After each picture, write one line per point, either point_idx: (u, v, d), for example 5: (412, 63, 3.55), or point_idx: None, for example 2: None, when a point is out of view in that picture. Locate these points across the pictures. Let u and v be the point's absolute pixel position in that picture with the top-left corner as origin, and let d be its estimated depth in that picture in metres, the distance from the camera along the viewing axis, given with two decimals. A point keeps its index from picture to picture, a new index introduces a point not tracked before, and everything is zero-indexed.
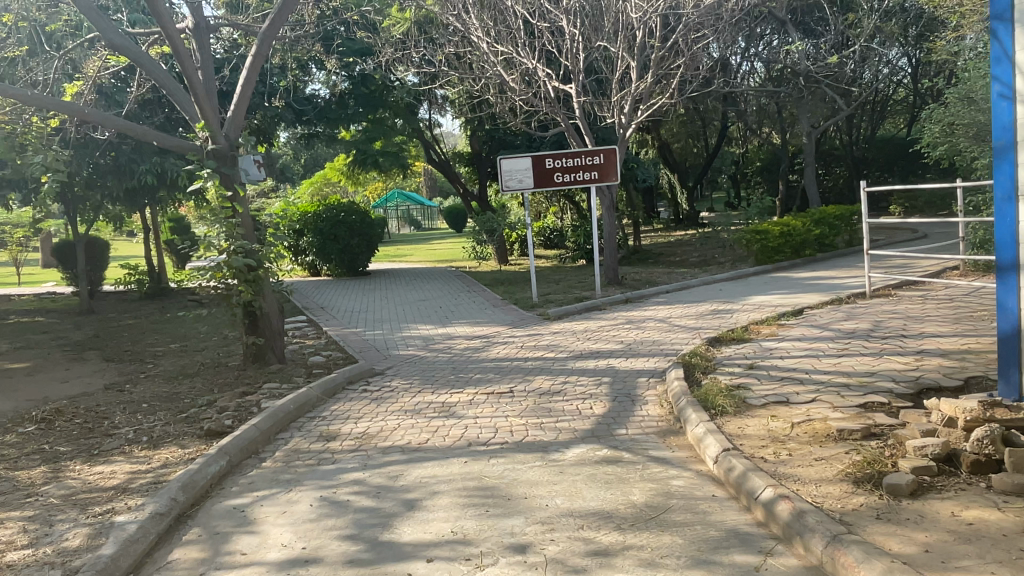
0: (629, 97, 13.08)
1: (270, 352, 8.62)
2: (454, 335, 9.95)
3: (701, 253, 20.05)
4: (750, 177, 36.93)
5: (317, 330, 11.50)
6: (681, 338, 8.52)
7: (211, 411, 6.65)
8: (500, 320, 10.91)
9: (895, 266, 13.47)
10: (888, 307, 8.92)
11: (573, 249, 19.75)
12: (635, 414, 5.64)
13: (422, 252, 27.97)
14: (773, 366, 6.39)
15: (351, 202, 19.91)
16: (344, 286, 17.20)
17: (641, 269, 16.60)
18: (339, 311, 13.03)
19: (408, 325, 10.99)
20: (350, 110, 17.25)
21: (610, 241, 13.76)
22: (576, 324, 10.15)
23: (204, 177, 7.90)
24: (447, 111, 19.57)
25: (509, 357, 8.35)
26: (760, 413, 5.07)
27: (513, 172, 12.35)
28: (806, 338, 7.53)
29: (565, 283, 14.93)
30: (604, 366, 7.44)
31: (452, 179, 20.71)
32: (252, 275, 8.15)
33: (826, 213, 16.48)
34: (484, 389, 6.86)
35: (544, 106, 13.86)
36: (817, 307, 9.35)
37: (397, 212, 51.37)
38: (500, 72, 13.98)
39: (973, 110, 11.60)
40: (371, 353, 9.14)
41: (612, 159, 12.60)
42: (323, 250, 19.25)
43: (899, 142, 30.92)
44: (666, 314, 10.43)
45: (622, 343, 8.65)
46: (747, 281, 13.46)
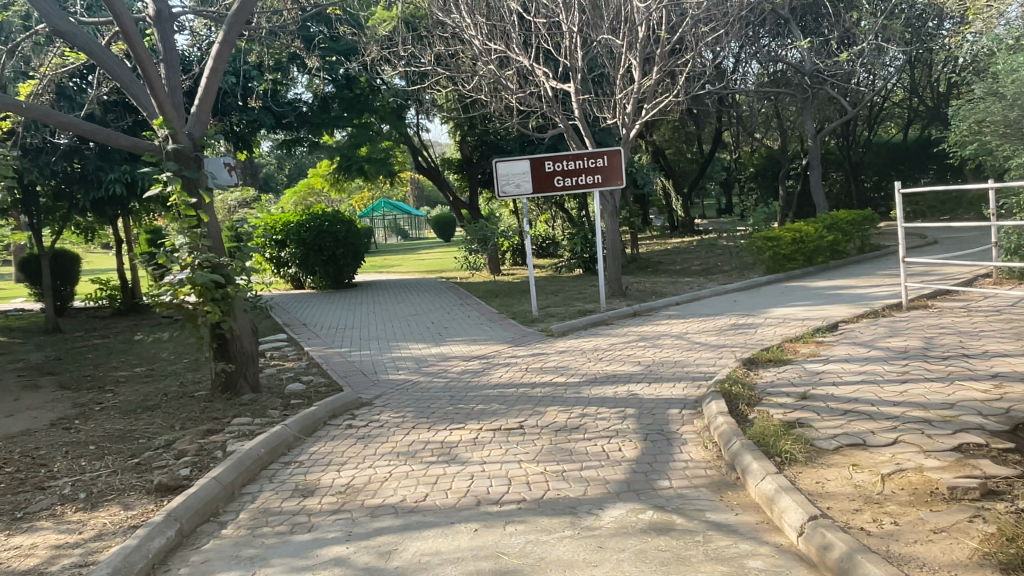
0: (633, 95, 12.18)
1: (242, 380, 7.60)
2: (450, 356, 8.96)
3: (703, 262, 19.19)
4: (744, 182, 36.34)
5: (298, 350, 10.48)
6: (707, 359, 7.57)
7: (168, 456, 5.63)
8: (500, 338, 9.93)
9: (916, 274, 12.67)
10: (931, 321, 8.04)
11: (570, 258, 18.81)
12: (675, 459, 4.70)
13: (411, 263, 26.96)
14: (830, 397, 5.44)
15: (336, 210, 18.85)
16: (328, 300, 16.18)
17: (644, 280, 15.75)
18: (323, 329, 12.00)
19: (399, 344, 10.01)
20: (333, 113, 16.25)
21: (613, 249, 12.85)
22: (585, 342, 9.21)
23: (164, 181, 6.88)
24: (435, 115, 18.70)
25: (513, 383, 7.37)
26: (836, 461, 4.13)
27: (510, 176, 11.48)
28: (854, 359, 6.62)
29: (566, 295, 14.02)
30: (626, 394, 6.48)
31: (441, 187, 19.79)
32: (221, 293, 7.12)
33: (837, 219, 15.70)
34: (489, 424, 5.88)
35: (543, 107, 12.97)
36: (851, 321, 8.45)
37: (384, 222, 50.41)
38: (495, 70, 13.07)
39: (1004, 106, 10.82)
40: (357, 379, 8.11)
41: (617, 162, 11.57)
42: (307, 262, 18.24)
43: (896, 146, 30.42)
44: (682, 329, 9.50)
45: (640, 364, 7.70)
46: (761, 292, 12.59)
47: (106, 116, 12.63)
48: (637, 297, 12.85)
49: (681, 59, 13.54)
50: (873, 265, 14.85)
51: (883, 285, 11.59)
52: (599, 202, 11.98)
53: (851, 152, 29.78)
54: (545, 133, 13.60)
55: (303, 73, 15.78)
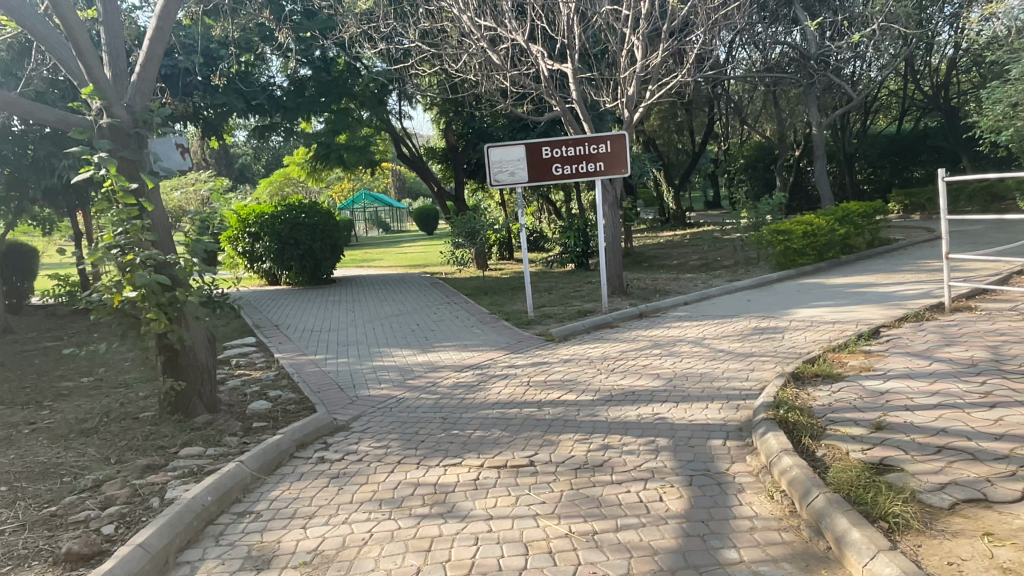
0: (638, 76, 11.11)
1: (197, 400, 6.48)
2: (439, 366, 7.88)
3: (701, 257, 18.23)
4: (734, 174, 35.53)
5: (267, 357, 9.32)
6: (738, 374, 6.56)
7: (92, 505, 4.51)
8: (494, 344, 8.86)
9: (937, 272, 11.78)
10: (985, 326, 7.09)
11: (562, 251, 17.61)
12: (736, 517, 3.68)
13: (394, 256, 25.95)
14: (913, 428, 4.43)
15: (313, 201, 17.60)
16: (303, 298, 15.03)
17: (643, 276, 14.77)
18: (296, 332, 10.85)
19: (381, 350, 8.90)
20: (310, 98, 15.17)
21: (615, 243, 11.80)
22: (591, 348, 8.19)
23: (95, 163, 5.72)
24: (417, 100, 17.67)
25: (514, 401, 6.31)
26: (961, 528, 3.13)
27: (503, 163, 10.37)
28: (918, 374, 5.63)
29: (561, 292, 12.98)
30: (653, 418, 5.44)
31: (424, 177, 18.72)
32: (168, 298, 6.00)
33: (848, 211, 14.93)
34: (492, 459, 4.81)
35: (538, 88, 11.82)
36: (893, 327, 7.47)
37: (365, 214, 49.11)
38: (484, 48, 11.87)
39: None
40: (332, 395, 6.99)
41: (621, 148, 10.51)
42: (282, 257, 17.01)
43: (890, 138, 29.73)
44: (699, 334, 8.49)
45: (660, 377, 6.68)
46: (774, 290, 11.66)
47: (51, 93, 11.31)
48: (640, 295, 11.84)
49: (687, 38, 12.53)
50: (886, 261, 13.95)
51: (908, 285, 10.67)
52: (602, 191, 10.91)
53: (844, 143, 29.00)
54: (540, 117, 12.51)
55: (276, 54, 14.67)
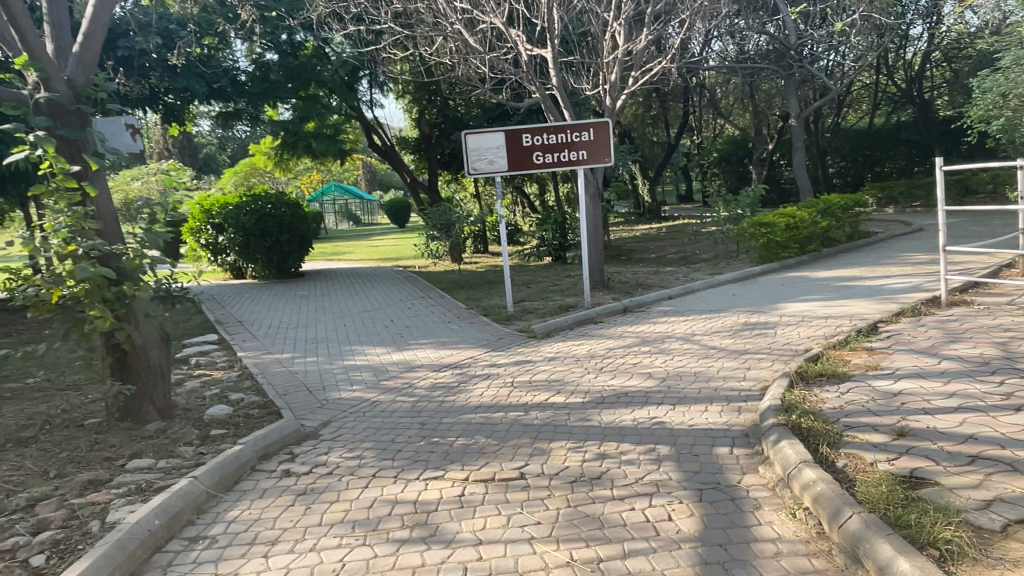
0: (620, 61, 10.71)
1: (149, 405, 5.91)
2: (416, 365, 7.39)
3: (679, 251, 17.97)
4: (708, 168, 35.49)
5: (229, 356, 8.72)
6: (735, 373, 6.18)
7: (21, 530, 3.94)
8: (473, 341, 8.37)
9: (922, 266, 11.61)
10: (987, 321, 6.81)
11: (539, 244, 17.16)
12: (758, 541, 3.27)
13: (365, 250, 25.26)
14: (938, 434, 4.06)
15: (280, 192, 16.88)
16: (269, 292, 14.38)
17: (623, 270, 14.41)
18: (262, 328, 10.25)
19: (352, 348, 8.35)
20: (275, 83, 14.45)
21: (596, 235, 11.38)
22: (576, 346, 7.76)
23: (30, 141, 5.11)
24: (389, 87, 17.11)
25: (498, 404, 5.85)
26: (1021, 556, 2.75)
27: (481, 151, 9.87)
28: (929, 373, 5.29)
29: (540, 287, 12.54)
30: (650, 423, 5.00)
31: (397, 167, 18.14)
32: (115, 293, 5.42)
33: (829, 203, 14.74)
34: (476, 472, 4.33)
35: (517, 73, 11.35)
36: (891, 322, 7.15)
37: (335, 208, 48.19)
38: (460, 31, 11.35)
39: None
40: (300, 398, 6.45)
41: (604, 136, 10.08)
42: (248, 250, 16.30)
43: (863, 132, 29.87)
44: (688, 330, 8.12)
45: (652, 377, 6.27)
46: (759, 284, 11.35)
47: None
48: (622, 289, 11.45)
49: (669, 23, 12.17)
50: (868, 255, 13.76)
51: (895, 279, 10.44)
52: (584, 181, 10.48)
53: (817, 137, 29.04)
54: (517, 103, 12.06)
55: (241, 37, 14.10)
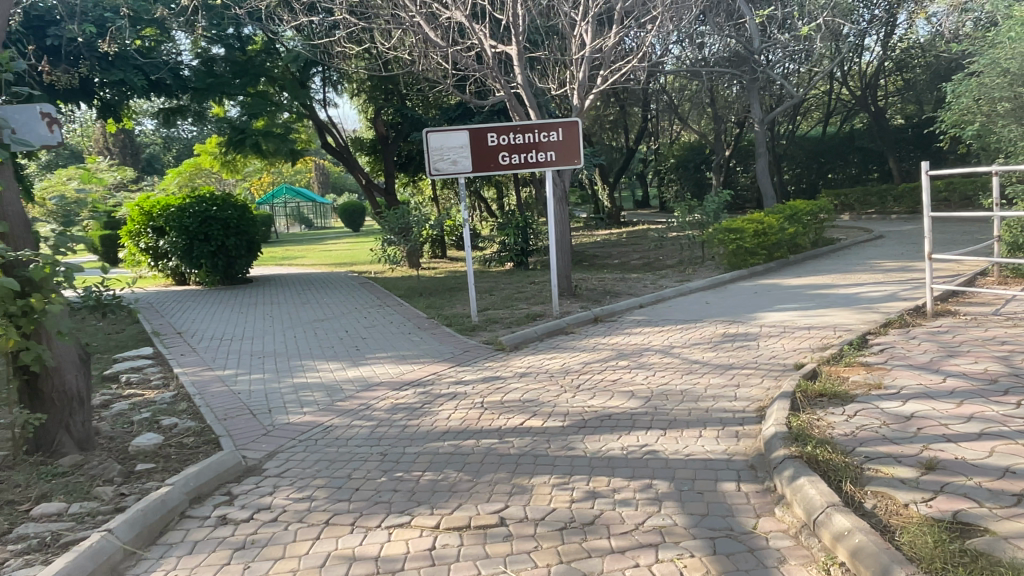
0: (588, 59, 10.23)
1: (64, 435, 5.12)
2: (374, 383, 6.72)
3: (642, 257, 17.63)
4: (665, 174, 35.53)
5: (165, 373, 7.89)
6: (724, 392, 5.69)
7: None
8: (436, 355, 7.73)
9: (892, 273, 11.43)
10: (979, 333, 6.49)
11: (500, 249, 16.56)
12: None
13: (317, 254, 24.29)
14: (969, 467, 3.62)
15: (226, 194, 15.92)
16: (214, 300, 13.44)
17: (588, 276, 13.95)
18: (203, 340, 9.41)
19: (303, 364, 7.61)
20: (221, 78, 13.87)
21: (563, 240, 10.85)
22: (548, 360, 7.21)
23: None
24: (343, 86, 16.40)
25: (467, 429, 5.24)
26: None
27: (443, 151, 9.23)
28: (937, 393, 4.87)
29: (504, 294, 11.97)
30: (642, 453, 4.46)
31: (352, 168, 17.34)
32: (23, 308, 4.62)
33: (795, 209, 14.54)
34: (447, 518, 3.71)
35: (481, 69, 10.76)
36: (880, 334, 6.79)
37: (286, 211, 46.87)
38: (421, 25, 10.71)
39: (1011, 84, 9.56)
40: (243, 424, 5.73)
41: (573, 136, 9.58)
42: (190, 254, 15.28)
43: (817, 140, 30.21)
44: (665, 342, 7.63)
45: (636, 397, 5.74)
46: (730, 292, 11.00)
47: None
48: (590, 296, 10.96)
49: (637, 22, 11.75)
50: (835, 261, 13.58)
51: (870, 287, 10.19)
52: (552, 183, 9.95)
53: (774, 144, 29.22)
54: (481, 101, 11.47)
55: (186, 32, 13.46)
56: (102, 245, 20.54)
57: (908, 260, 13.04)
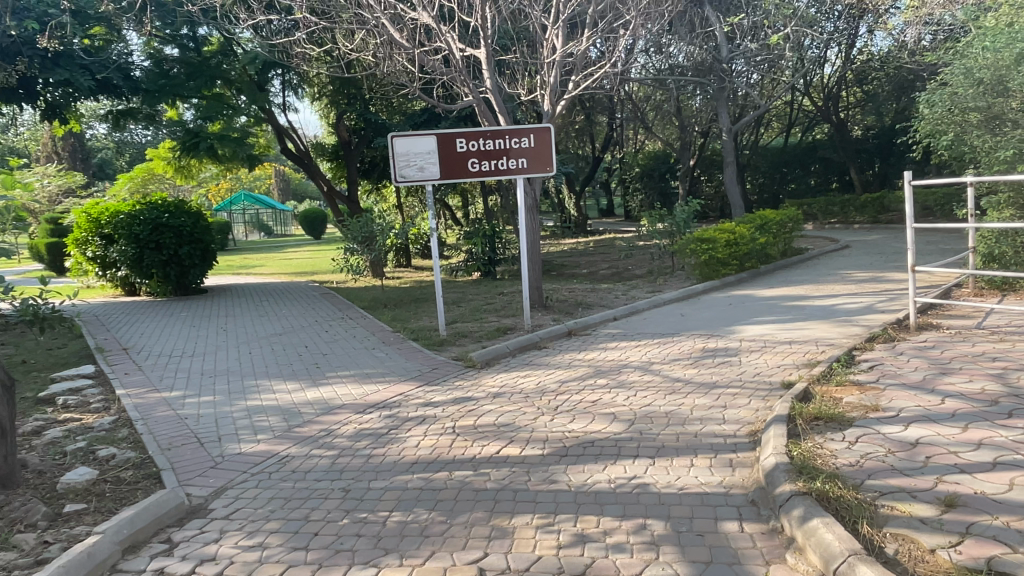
0: (560, 64, 9.90)
1: None
2: (335, 406, 6.22)
3: (611, 266, 17.36)
4: (630, 182, 35.55)
5: (106, 395, 7.27)
6: (712, 414, 5.35)
7: None
8: (403, 373, 7.26)
9: (865, 284, 11.32)
10: (967, 349, 6.28)
11: (467, 259, 16.12)
12: None
13: (277, 263, 23.53)
14: (992, 503, 3.32)
15: (179, 200, 15.19)
16: (164, 312, 12.74)
17: (557, 286, 13.61)
18: (150, 358, 8.76)
19: (259, 384, 7.07)
20: (174, 78, 13.23)
21: (534, 250, 10.48)
22: (523, 378, 6.81)
23: None
24: (304, 90, 15.83)
25: (438, 458, 4.80)
26: None
27: (410, 156, 8.79)
28: (938, 415, 4.60)
29: (472, 305, 11.54)
30: (632, 487, 4.08)
31: (313, 175, 16.74)
32: None
33: (765, 219, 14.44)
34: (419, 570, 3.27)
35: (450, 73, 10.36)
36: (866, 350, 6.55)
37: (245, 217, 45.74)
38: (386, 26, 10.27)
39: (985, 94, 9.49)
40: (190, 455, 5.20)
41: (545, 143, 9.21)
42: (140, 263, 14.50)
43: (780, 150, 30.49)
44: (644, 358, 7.29)
45: (620, 420, 5.36)
46: (705, 303, 10.76)
47: None
48: (562, 308, 10.60)
49: (608, 27, 11.50)
50: (805, 271, 13.49)
51: (845, 299, 10.03)
52: (523, 191, 9.57)
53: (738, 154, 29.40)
54: (448, 106, 11.06)
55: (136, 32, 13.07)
56: (47, 254, 19.51)
57: (878, 271, 13.00)
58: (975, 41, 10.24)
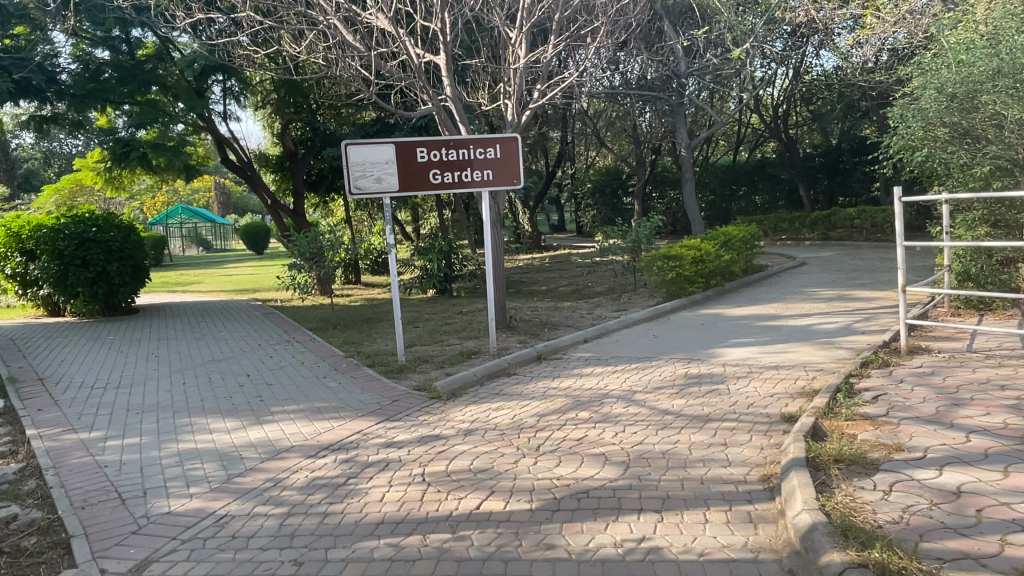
0: (526, 70, 9.33)
1: None
2: (283, 449, 5.43)
3: (571, 283, 16.85)
4: (582, 198, 35.32)
5: (13, 436, 6.29)
6: (714, 454, 4.79)
7: None
8: (360, 407, 6.49)
9: (834, 303, 11.07)
10: (970, 376, 5.90)
11: (421, 275, 15.37)
12: None
13: (217, 279, 22.29)
14: None
15: (109, 213, 14.01)
16: (89, 335, 11.59)
17: (519, 305, 12.99)
18: (69, 390, 7.74)
19: (194, 423, 6.20)
20: (105, 83, 12.15)
21: (498, 268, 9.83)
22: (495, 412, 6.13)
23: None
24: (246, 99, 14.89)
25: (409, 516, 4.09)
26: None
27: (366, 166, 8.06)
28: (971, 456, 4.13)
29: (430, 326, 10.81)
30: (644, 552, 3.46)
31: (256, 187, 15.78)
32: None
33: (728, 236, 14.16)
34: None
35: (408, 79, 9.67)
36: (862, 377, 6.12)
37: (182, 232, 43.81)
38: (338, 26, 9.53)
39: (958, 109, 9.33)
40: (110, 516, 4.36)
41: (511, 154, 8.62)
42: (64, 282, 13.29)
43: (731, 167, 30.72)
44: (625, 387, 6.71)
45: (613, 463, 4.73)
46: (675, 323, 10.29)
47: None
48: (527, 329, 9.97)
49: (573, 36, 11.04)
50: (770, 289, 13.22)
51: (820, 318, 9.70)
52: (488, 206, 8.95)
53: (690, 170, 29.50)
54: (405, 114, 10.38)
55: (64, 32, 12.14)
56: None
57: (843, 289, 12.81)
58: (945, 55, 10.14)
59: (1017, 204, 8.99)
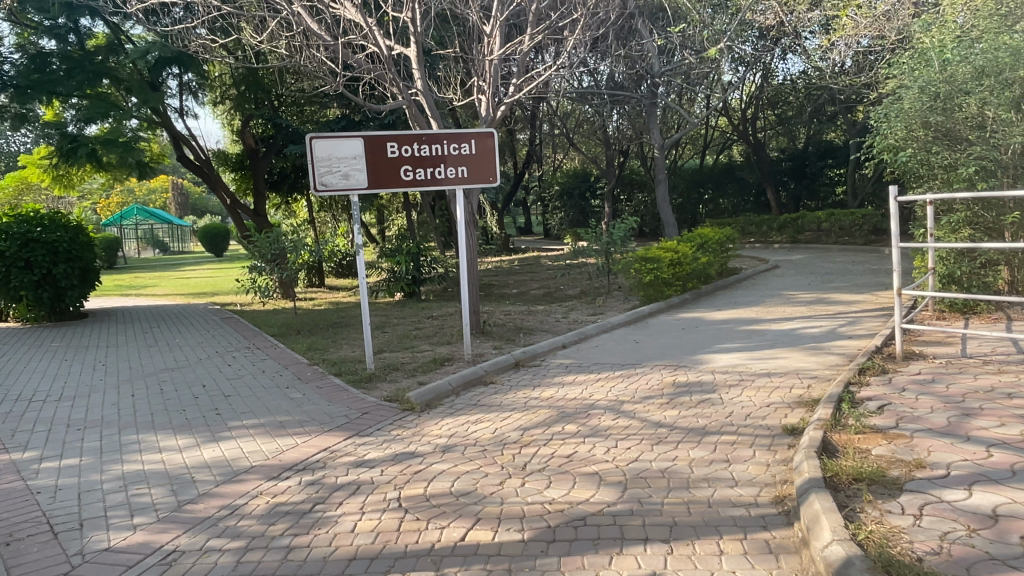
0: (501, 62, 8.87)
1: None
2: (241, 471, 4.89)
3: (543, 286, 16.46)
4: (550, 201, 34.99)
5: None
6: (719, 471, 4.41)
7: None
8: (326, 421, 5.96)
9: (814, 306, 10.86)
10: (972, 383, 5.63)
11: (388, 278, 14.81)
12: None
13: (173, 283, 21.36)
14: None
15: (56, 212, 13.18)
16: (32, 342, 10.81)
17: (491, 309, 12.52)
18: (4, 404, 7.05)
19: (142, 440, 5.61)
20: (51, 74, 11.46)
21: (472, 269, 9.36)
22: (474, 426, 5.66)
23: None
24: (204, 95, 14.21)
25: (386, 549, 3.61)
26: None
27: (333, 161, 7.53)
28: (998, 474, 3.81)
29: (400, 332, 10.27)
30: None
31: (215, 185, 15.07)
32: None
33: (704, 238, 13.91)
34: None
35: (377, 71, 9.12)
36: (861, 385, 5.81)
37: (136, 234, 42.29)
38: (302, 13, 8.95)
39: (941, 108, 9.14)
40: (40, 553, 3.80)
41: (487, 151, 8.18)
42: (6, 285, 12.43)
43: (699, 170, 30.70)
44: (611, 396, 6.31)
45: (609, 484, 4.30)
46: (656, 328, 9.93)
47: None
48: (502, 334, 9.51)
49: (548, 30, 10.62)
50: (747, 292, 13.01)
51: (803, 322, 9.45)
52: (462, 205, 8.48)
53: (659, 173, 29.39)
54: (373, 108, 9.84)
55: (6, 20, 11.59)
56: None
57: (820, 292, 12.63)
58: (925, 55, 9.98)
59: (1000, 206, 8.84)
